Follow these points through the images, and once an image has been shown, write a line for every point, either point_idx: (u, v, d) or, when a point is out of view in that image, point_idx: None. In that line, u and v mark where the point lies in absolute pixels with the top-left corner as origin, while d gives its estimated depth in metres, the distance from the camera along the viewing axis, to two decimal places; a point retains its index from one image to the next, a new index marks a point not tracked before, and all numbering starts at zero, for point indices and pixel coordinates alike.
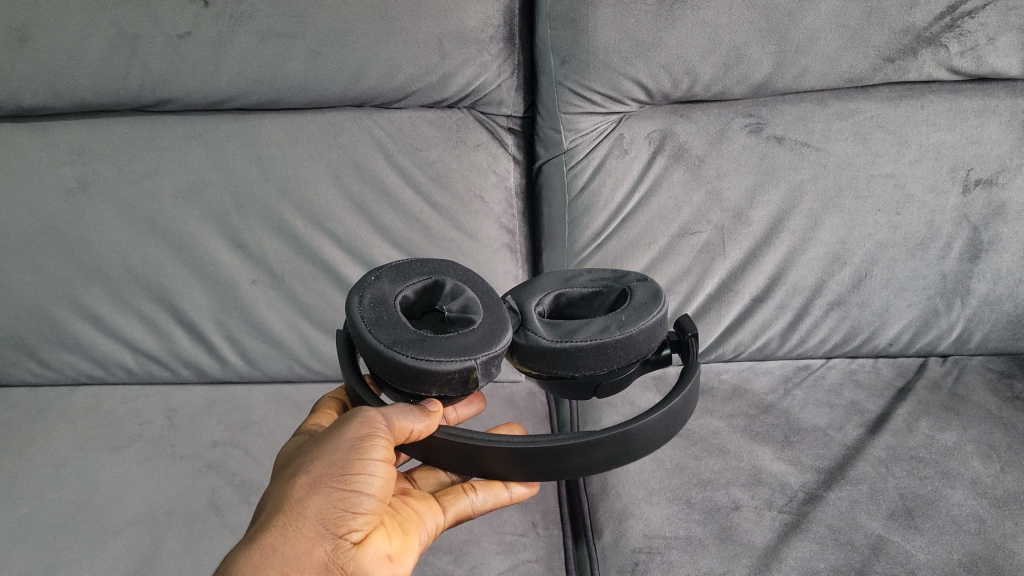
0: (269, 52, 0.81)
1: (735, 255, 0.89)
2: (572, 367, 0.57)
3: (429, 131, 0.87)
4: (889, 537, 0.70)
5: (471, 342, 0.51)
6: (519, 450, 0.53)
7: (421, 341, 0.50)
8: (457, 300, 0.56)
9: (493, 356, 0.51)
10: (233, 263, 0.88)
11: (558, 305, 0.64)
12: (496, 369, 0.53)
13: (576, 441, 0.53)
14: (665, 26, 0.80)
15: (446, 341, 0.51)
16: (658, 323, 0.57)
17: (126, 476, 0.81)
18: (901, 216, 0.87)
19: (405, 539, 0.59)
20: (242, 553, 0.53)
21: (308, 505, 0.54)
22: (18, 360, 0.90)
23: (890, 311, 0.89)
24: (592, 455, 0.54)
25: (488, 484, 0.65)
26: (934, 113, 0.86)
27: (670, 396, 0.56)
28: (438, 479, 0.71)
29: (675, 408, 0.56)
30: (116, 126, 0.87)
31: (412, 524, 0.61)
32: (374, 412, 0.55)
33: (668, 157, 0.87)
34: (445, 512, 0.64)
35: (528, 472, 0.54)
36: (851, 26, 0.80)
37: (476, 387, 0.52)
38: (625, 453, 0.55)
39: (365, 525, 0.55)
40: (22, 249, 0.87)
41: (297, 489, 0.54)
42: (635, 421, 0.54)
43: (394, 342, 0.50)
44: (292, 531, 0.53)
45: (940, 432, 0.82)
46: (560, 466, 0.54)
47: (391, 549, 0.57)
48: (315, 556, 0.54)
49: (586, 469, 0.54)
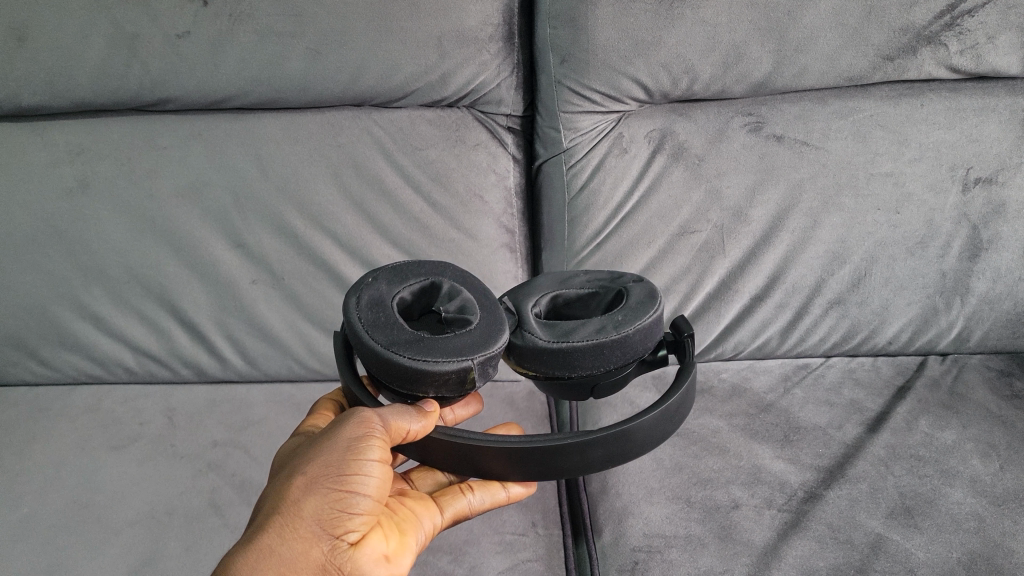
0: (268, 52, 0.81)
1: (734, 254, 0.89)
2: (568, 367, 0.57)
3: (429, 130, 0.87)
4: (888, 536, 0.70)
5: (468, 342, 0.51)
6: (517, 449, 0.53)
7: (418, 341, 0.50)
8: (455, 301, 0.56)
9: (489, 356, 0.51)
10: (233, 262, 0.88)
11: (555, 305, 0.64)
12: (493, 369, 0.53)
13: (573, 441, 0.53)
14: (664, 25, 0.80)
15: (443, 341, 0.51)
16: (655, 323, 0.57)
17: (127, 475, 0.81)
18: (901, 215, 0.87)
19: (403, 539, 0.59)
20: (239, 554, 0.53)
21: (304, 506, 0.54)
22: (19, 359, 0.90)
23: (890, 309, 0.89)
24: (589, 455, 0.54)
25: (485, 484, 0.65)
26: (934, 111, 0.86)
27: (667, 395, 0.57)
28: (435, 479, 0.71)
29: (672, 407, 0.56)
30: (115, 126, 0.87)
31: (409, 524, 0.61)
32: (370, 412, 0.55)
33: (667, 156, 0.87)
34: (443, 512, 0.64)
35: (525, 471, 0.55)
36: (850, 25, 0.80)
37: (473, 387, 0.52)
38: (622, 452, 0.55)
39: (362, 526, 0.55)
40: (22, 249, 0.87)
41: (294, 490, 0.54)
42: (632, 420, 0.54)
43: (391, 342, 0.50)
44: (288, 532, 0.53)
45: (940, 431, 0.82)
46: (558, 465, 0.54)
47: (387, 549, 0.57)
48: (311, 557, 0.54)
49: (583, 468, 0.55)
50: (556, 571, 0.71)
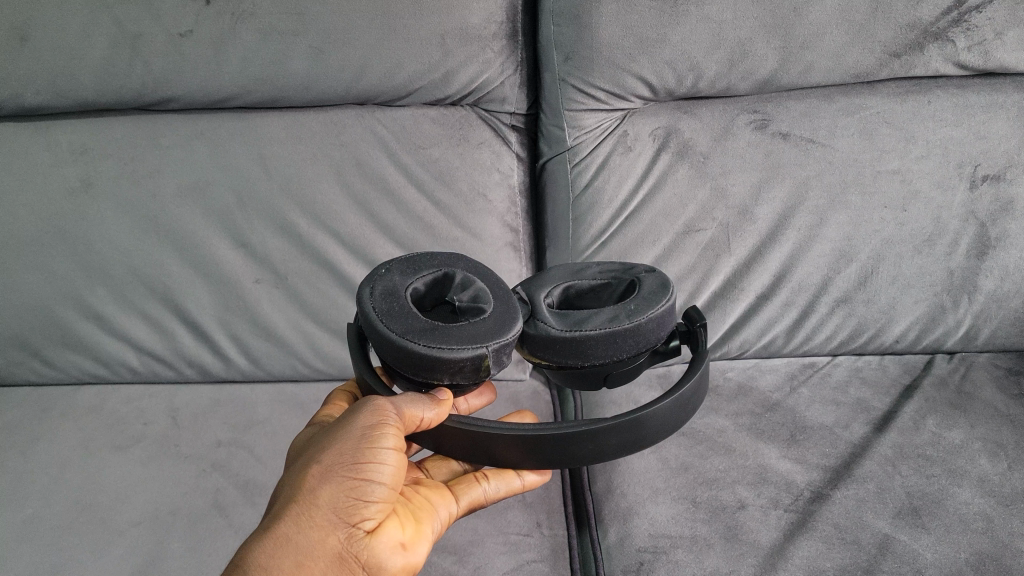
0: (271, 50, 0.80)
1: (740, 252, 0.88)
2: (582, 356, 0.56)
3: (432, 129, 0.86)
4: (895, 536, 0.70)
5: (483, 330, 0.51)
6: (532, 436, 0.53)
7: (434, 329, 0.50)
8: (468, 291, 0.55)
9: (504, 344, 0.51)
10: (236, 262, 0.88)
11: (567, 297, 0.63)
12: (508, 358, 0.52)
13: (587, 428, 0.52)
14: (668, 22, 0.80)
15: (457, 329, 0.50)
16: (667, 312, 0.57)
17: (130, 476, 0.81)
18: (908, 213, 0.87)
19: (418, 528, 0.59)
20: (255, 543, 0.52)
21: (320, 495, 0.53)
22: (23, 359, 0.90)
23: (897, 308, 0.89)
24: (603, 443, 0.53)
25: (501, 473, 0.65)
26: (942, 107, 0.85)
27: (679, 384, 0.56)
28: (450, 468, 0.71)
29: (686, 396, 0.56)
30: (118, 126, 0.86)
31: (424, 513, 0.61)
32: (385, 402, 0.54)
33: (672, 154, 0.87)
34: (458, 501, 0.64)
35: (538, 459, 0.54)
36: (856, 21, 0.79)
37: (488, 376, 0.52)
38: (635, 440, 0.54)
39: (378, 513, 0.55)
40: (24, 249, 0.87)
41: (309, 478, 0.54)
42: (646, 407, 0.53)
43: (406, 330, 0.50)
44: (305, 520, 0.53)
45: (947, 430, 0.81)
46: (571, 454, 0.54)
47: (404, 537, 0.57)
48: (328, 545, 0.53)
49: (596, 456, 0.54)
50: (560, 568, 0.71)
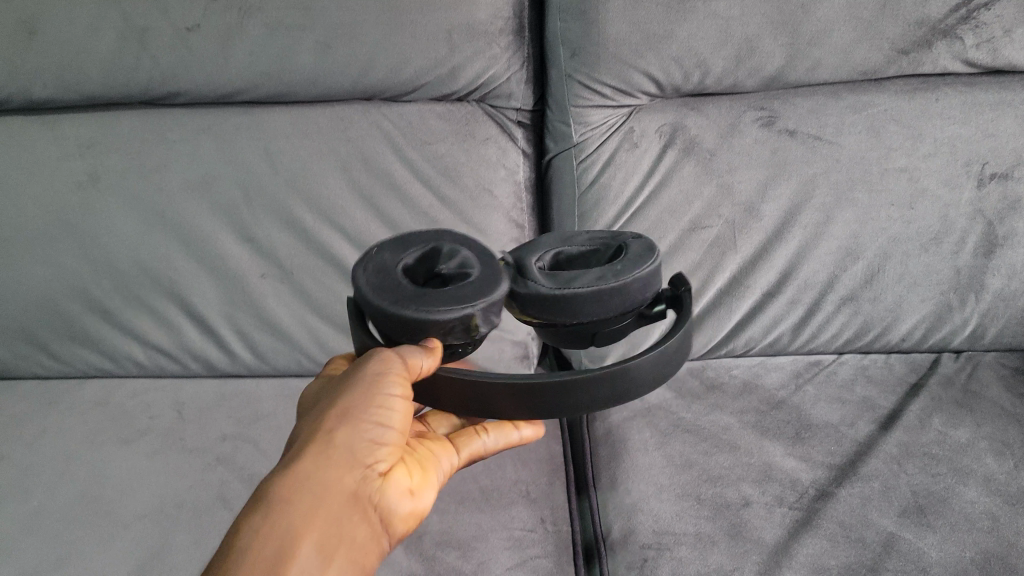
0: (278, 45, 0.80)
1: (746, 249, 0.88)
2: (572, 314, 0.55)
3: (439, 125, 0.86)
4: (900, 534, 0.71)
5: (469, 290, 0.50)
6: (520, 385, 0.53)
7: (422, 294, 0.49)
8: (455, 261, 0.54)
9: (492, 303, 0.50)
10: (242, 256, 0.88)
11: (558, 261, 0.60)
12: (497, 317, 0.52)
13: (575, 376, 0.52)
14: (676, 19, 0.79)
15: (444, 291, 0.50)
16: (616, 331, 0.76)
17: (135, 469, 0.81)
18: (915, 211, 0.86)
19: (423, 475, 0.60)
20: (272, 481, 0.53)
21: (338, 436, 0.54)
22: (30, 353, 0.91)
23: (903, 306, 0.88)
24: (592, 395, 0.53)
25: (499, 427, 0.67)
26: (949, 105, 0.85)
27: (664, 338, 0.55)
28: (450, 422, 0.72)
29: (672, 348, 0.56)
30: (127, 120, 0.87)
31: (429, 462, 0.62)
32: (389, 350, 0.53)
33: (678, 150, 0.86)
34: (460, 453, 0.65)
35: (531, 411, 0.54)
36: (864, 18, 0.79)
37: (480, 335, 0.52)
38: (623, 392, 0.54)
39: (390, 459, 0.56)
40: (32, 242, 0.87)
41: (328, 422, 0.54)
42: (634, 355, 0.53)
43: (395, 298, 0.49)
44: (323, 462, 0.53)
45: (953, 429, 0.82)
46: (561, 405, 0.54)
47: (412, 484, 0.58)
48: (344, 484, 0.53)
49: (585, 408, 0.54)
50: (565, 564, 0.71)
